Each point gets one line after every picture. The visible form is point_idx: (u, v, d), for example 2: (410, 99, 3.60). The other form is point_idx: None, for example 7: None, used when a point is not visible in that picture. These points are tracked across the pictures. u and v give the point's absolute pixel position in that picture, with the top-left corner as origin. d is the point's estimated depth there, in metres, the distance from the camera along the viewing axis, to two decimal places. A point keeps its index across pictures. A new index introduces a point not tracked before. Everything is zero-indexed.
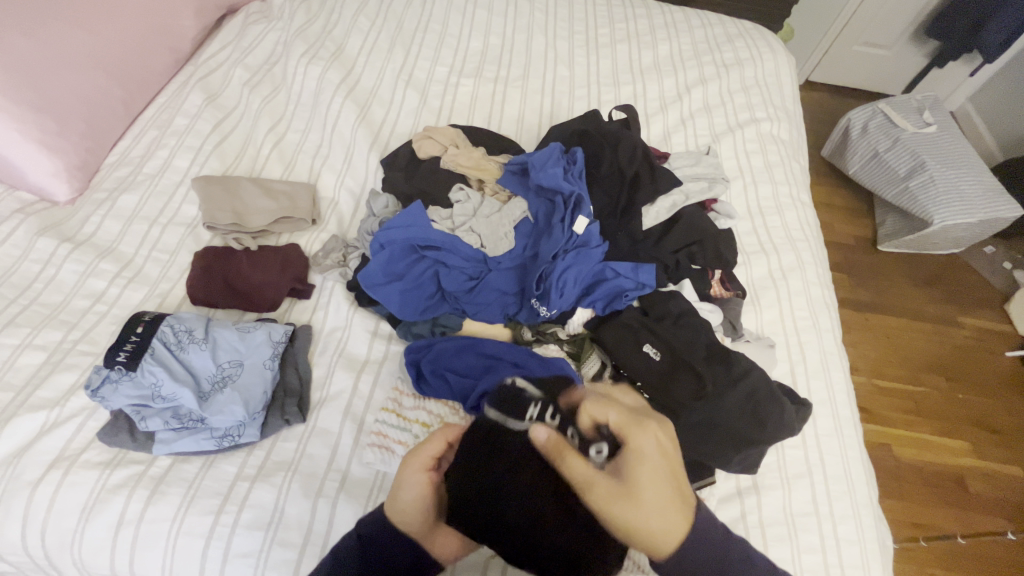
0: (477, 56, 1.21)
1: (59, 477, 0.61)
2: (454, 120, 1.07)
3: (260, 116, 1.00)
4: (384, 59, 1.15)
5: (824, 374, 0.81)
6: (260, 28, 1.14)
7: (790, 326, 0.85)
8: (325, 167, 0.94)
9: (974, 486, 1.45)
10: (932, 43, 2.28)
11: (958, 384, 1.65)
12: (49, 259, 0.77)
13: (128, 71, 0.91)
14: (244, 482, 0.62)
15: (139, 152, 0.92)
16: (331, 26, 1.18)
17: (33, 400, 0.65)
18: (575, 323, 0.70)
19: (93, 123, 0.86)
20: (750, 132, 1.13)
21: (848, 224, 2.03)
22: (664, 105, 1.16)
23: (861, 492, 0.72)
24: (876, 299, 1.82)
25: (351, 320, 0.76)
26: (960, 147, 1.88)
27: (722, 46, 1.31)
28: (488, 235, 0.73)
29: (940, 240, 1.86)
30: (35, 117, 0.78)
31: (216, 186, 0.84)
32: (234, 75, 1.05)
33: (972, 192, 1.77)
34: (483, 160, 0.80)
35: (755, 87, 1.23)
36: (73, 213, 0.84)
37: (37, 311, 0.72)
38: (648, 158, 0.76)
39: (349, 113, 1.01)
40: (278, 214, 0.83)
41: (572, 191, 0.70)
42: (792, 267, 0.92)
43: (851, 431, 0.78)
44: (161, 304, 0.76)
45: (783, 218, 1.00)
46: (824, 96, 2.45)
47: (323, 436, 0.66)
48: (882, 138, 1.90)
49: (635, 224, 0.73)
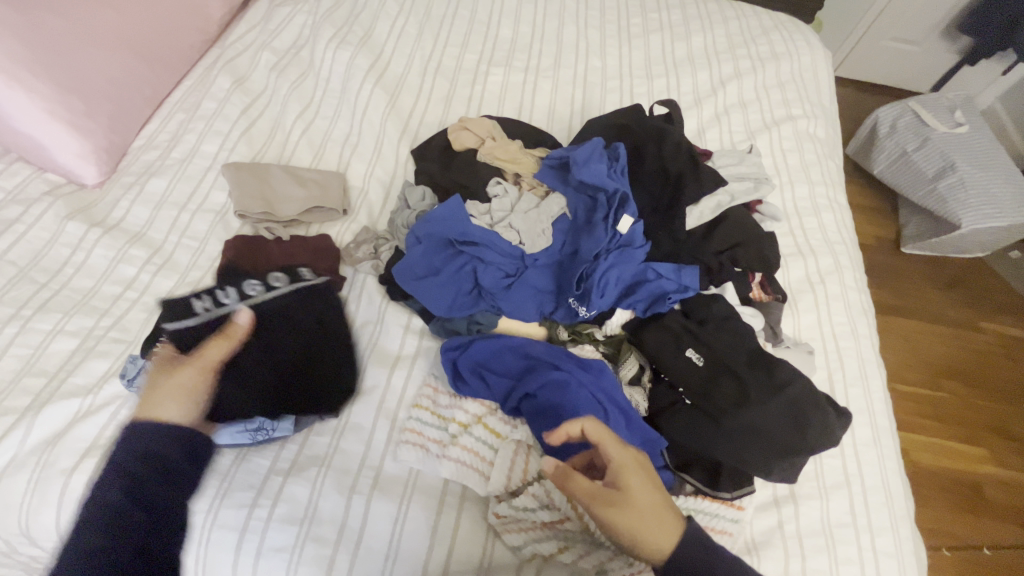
0: (507, 44, 1.18)
1: (93, 466, 0.61)
2: (484, 110, 1.05)
3: (289, 101, 0.98)
4: (413, 45, 1.12)
5: (862, 382, 0.79)
6: (287, 10, 1.12)
7: (828, 331, 0.83)
8: (354, 156, 0.93)
9: (994, 495, 1.44)
10: (965, 39, 2.22)
11: (980, 391, 1.63)
12: (79, 243, 0.76)
13: (155, 52, 0.89)
14: (278, 476, 0.61)
15: (167, 135, 0.91)
16: (358, 10, 1.15)
17: (67, 387, 0.65)
18: (613, 324, 0.68)
19: (122, 105, 0.85)
20: (787, 129, 1.10)
21: (872, 225, 1.99)
22: (698, 100, 1.13)
23: (899, 505, 0.71)
24: (898, 302, 1.79)
25: (383, 314, 0.75)
26: (992, 148, 1.83)
27: (757, 38, 1.27)
28: (527, 231, 0.71)
29: (967, 244, 1.82)
30: (64, 98, 0.76)
31: (247, 173, 0.83)
32: (261, 59, 1.03)
33: (1003, 195, 1.73)
34: (520, 153, 0.78)
35: (791, 82, 1.20)
36: (102, 197, 0.83)
37: (68, 296, 0.72)
38: (692, 156, 0.74)
39: (379, 101, 1.00)
40: (309, 203, 0.81)
41: (617, 189, 0.69)
42: (830, 270, 0.90)
43: (888, 441, 0.76)
44: (192, 292, 0.75)
45: (820, 220, 0.97)
46: (851, 92, 2.39)
47: (356, 431, 0.65)
48: (912, 137, 1.86)
49: (678, 224, 0.70)
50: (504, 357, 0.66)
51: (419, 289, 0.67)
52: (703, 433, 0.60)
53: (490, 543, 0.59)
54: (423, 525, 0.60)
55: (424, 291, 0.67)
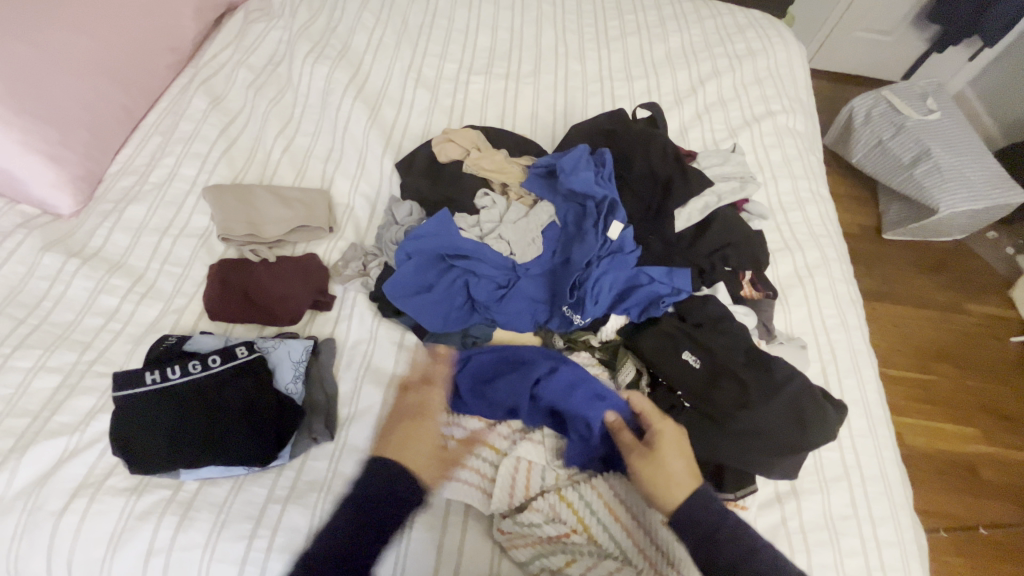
0: (486, 52, 1.17)
1: (83, 506, 0.59)
2: (467, 119, 1.05)
3: (268, 119, 0.96)
4: (392, 56, 1.11)
5: (855, 373, 0.80)
6: (262, 27, 1.10)
7: (819, 324, 0.84)
8: (338, 172, 0.91)
9: (986, 473, 1.46)
10: (933, 28, 2.27)
11: (966, 371, 1.66)
12: (57, 276, 0.74)
13: (129, 76, 0.87)
14: (276, 504, 0.60)
15: (144, 160, 0.89)
16: (334, 23, 1.14)
17: (52, 426, 0.63)
18: (608, 330, 0.68)
19: (96, 132, 0.82)
20: (767, 126, 1.11)
21: (854, 213, 2.02)
22: (678, 100, 1.14)
23: (898, 493, 0.72)
24: (884, 289, 1.82)
25: (376, 332, 0.74)
26: (965, 133, 1.87)
27: (733, 36, 1.29)
28: (517, 241, 0.70)
29: (946, 228, 1.86)
30: (38, 127, 0.74)
31: (230, 196, 0.81)
32: (238, 77, 1.01)
33: (978, 179, 1.76)
34: (506, 163, 0.78)
35: (769, 79, 1.21)
36: (79, 226, 0.81)
37: (48, 331, 0.70)
38: (679, 159, 0.74)
39: (360, 115, 0.98)
40: (294, 223, 0.80)
41: (605, 196, 0.68)
42: (818, 264, 0.91)
43: (883, 430, 0.77)
44: (177, 320, 0.73)
45: (805, 213, 0.98)
46: (826, 84, 2.43)
47: (354, 453, 0.64)
48: (887, 126, 1.89)
49: (667, 227, 0.71)
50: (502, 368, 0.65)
51: (414, 309, 0.66)
52: (708, 437, 0.59)
53: (496, 560, 0.59)
54: (427, 544, 0.59)
55: (418, 309, 0.66)
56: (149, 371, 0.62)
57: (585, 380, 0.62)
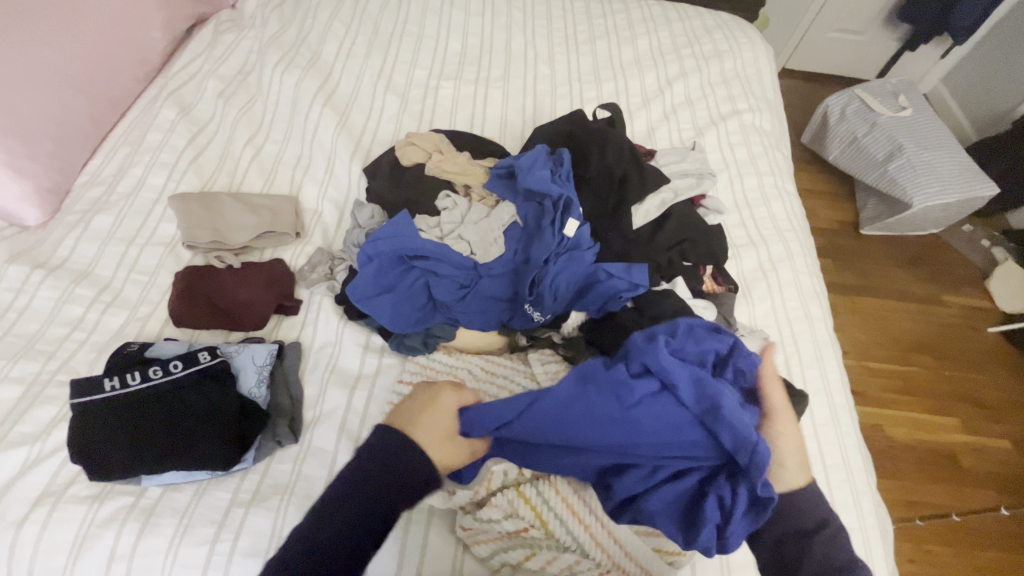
0: (456, 58, 1.19)
1: (44, 515, 0.58)
2: (436, 124, 1.06)
3: (237, 127, 0.97)
4: (362, 63, 1.13)
5: (818, 364, 0.81)
6: (232, 37, 1.12)
7: (782, 317, 0.85)
8: (307, 178, 0.92)
9: (966, 462, 1.48)
10: (904, 27, 2.32)
11: (945, 362, 1.68)
12: (22, 286, 0.74)
13: (97, 87, 0.87)
14: (240, 508, 0.60)
15: (112, 170, 0.89)
16: (305, 32, 1.15)
17: (13, 436, 0.63)
18: (569, 327, 0.70)
19: (63, 143, 0.83)
20: (734, 124, 1.13)
21: (832, 209, 2.05)
22: (646, 101, 1.16)
23: (861, 480, 0.73)
24: (861, 283, 1.84)
25: (341, 334, 0.74)
26: (936, 128, 1.91)
27: (700, 38, 1.31)
28: (477, 241, 0.71)
29: (920, 222, 1.89)
30: (4, 140, 0.74)
31: (195, 204, 0.82)
32: (207, 87, 1.02)
33: (950, 173, 1.80)
34: (468, 165, 0.79)
35: (735, 78, 1.23)
36: (46, 237, 0.81)
37: (12, 342, 0.70)
38: (635, 157, 0.76)
39: (329, 122, 1.00)
40: (260, 229, 0.81)
41: (561, 195, 0.70)
42: (782, 257, 0.93)
43: (846, 419, 0.78)
44: (142, 328, 0.73)
45: (770, 209, 1.00)
46: (802, 84, 2.47)
47: (319, 455, 0.65)
48: (860, 123, 1.92)
49: (625, 225, 0.72)
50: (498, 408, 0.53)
51: (375, 311, 0.66)
52: None
53: (460, 556, 0.60)
54: (390, 544, 0.59)
55: (380, 312, 0.66)
56: (109, 378, 0.62)
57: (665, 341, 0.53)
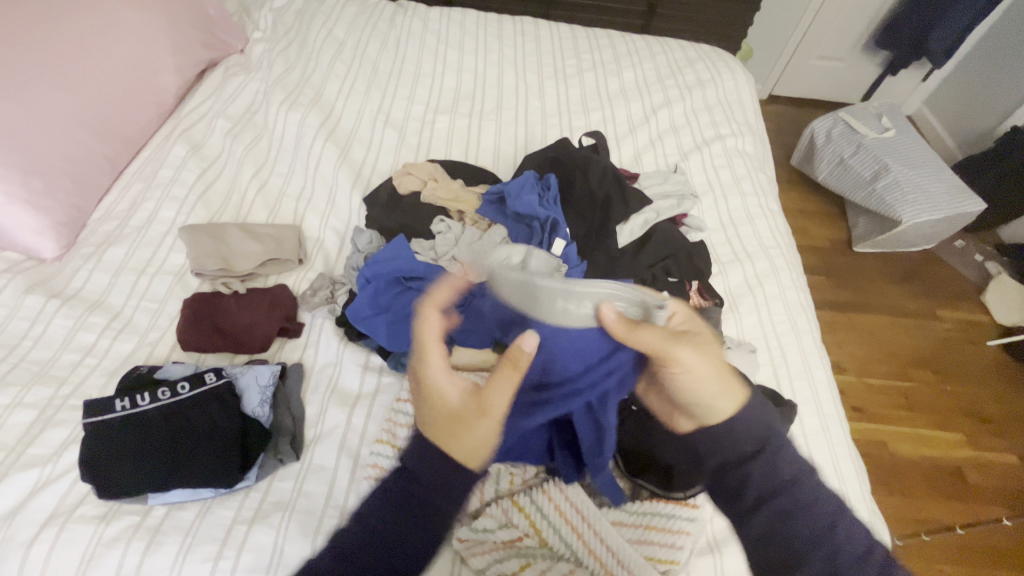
0: (451, 93, 1.26)
1: (53, 535, 0.60)
2: (432, 155, 1.12)
3: (244, 162, 1.03)
4: (362, 101, 1.20)
5: (806, 374, 0.83)
6: (240, 79, 1.19)
7: (770, 330, 0.87)
8: (309, 209, 0.98)
9: (971, 476, 1.47)
10: (883, 53, 2.41)
11: (944, 376, 1.68)
12: (37, 316, 0.78)
13: (112, 127, 0.93)
14: (242, 525, 0.62)
15: (126, 205, 0.94)
16: (308, 73, 1.23)
17: (24, 459, 0.65)
18: None
19: (79, 180, 0.88)
20: (717, 148, 1.18)
21: (824, 228, 2.08)
22: (632, 128, 1.22)
23: (854, 489, 0.73)
24: (857, 298, 1.86)
25: (341, 355, 0.78)
26: (919, 148, 1.96)
27: (683, 69, 1.38)
28: (471, 262, 0.76)
29: (910, 239, 1.93)
30: (22, 179, 0.79)
31: (203, 234, 0.86)
32: (216, 125, 1.08)
33: (935, 190, 1.84)
34: (462, 192, 0.85)
35: (718, 105, 1.29)
36: (61, 269, 0.85)
37: (27, 368, 0.73)
38: (618, 179, 0.82)
39: (330, 155, 1.06)
40: (265, 257, 0.85)
41: (548, 216, 0.76)
42: (767, 273, 0.96)
43: (838, 429, 0.79)
44: (151, 353, 0.77)
45: (754, 227, 1.04)
46: (789, 109, 2.55)
47: (319, 473, 0.67)
48: (846, 145, 1.97)
49: (610, 242, 0.78)
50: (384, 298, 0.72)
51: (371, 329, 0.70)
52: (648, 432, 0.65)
53: (456, 568, 0.61)
54: None
55: (371, 328, 0.70)
56: (119, 399, 0.65)
57: None
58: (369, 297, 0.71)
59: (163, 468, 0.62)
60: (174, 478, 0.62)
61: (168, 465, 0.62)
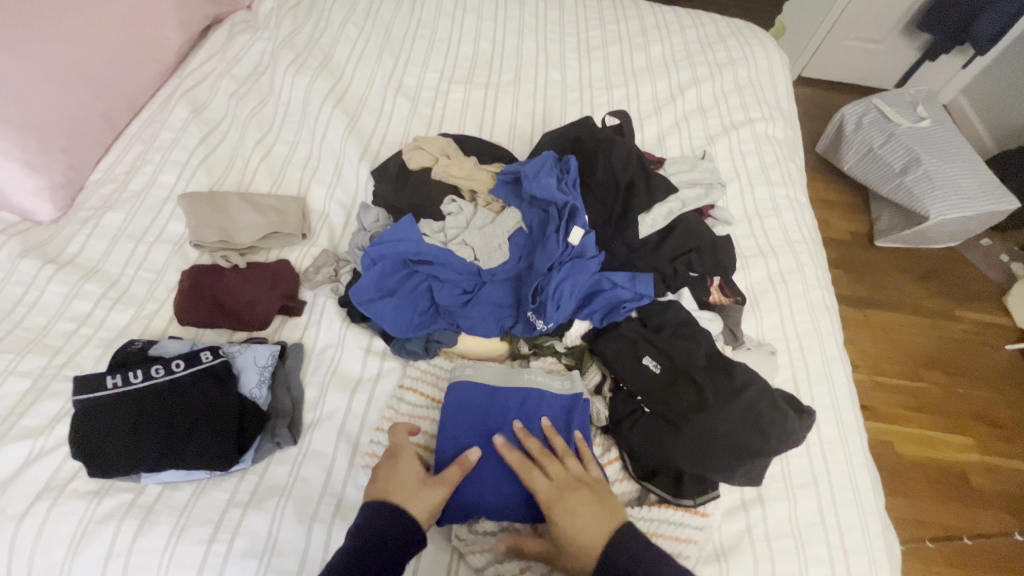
0: (468, 62, 1.19)
1: (46, 509, 0.59)
2: (445, 127, 1.06)
3: (248, 128, 0.98)
4: (374, 66, 1.13)
5: (827, 379, 0.80)
6: (247, 37, 1.13)
7: (791, 331, 0.84)
8: (315, 180, 0.94)
9: (977, 481, 1.44)
10: (923, 36, 2.27)
11: (957, 378, 1.64)
12: (31, 281, 0.75)
13: (111, 86, 0.88)
14: (237, 508, 0.60)
15: (125, 168, 0.90)
16: (318, 34, 1.16)
17: (17, 430, 0.63)
18: (572, 335, 0.71)
19: (76, 140, 0.84)
20: (746, 132, 1.11)
21: (846, 220, 2.01)
22: (657, 108, 1.15)
23: (868, 501, 0.71)
24: (873, 295, 1.80)
25: (343, 337, 0.75)
26: (954, 140, 1.86)
27: (714, 45, 1.30)
28: (482, 247, 0.72)
29: (935, 236, 1.85)
30: (16, 136, 0.75)
31: (203, 202, 0.83)
32: (220, 87, 1.03)
33: (968, 186, 1.75)
34: (475, 170, 0.80)
35: (749, 86, 1.22)
36: (57, 233, 0.82)
37: (21, 336, 0.71)
38: (643, 165, 0.77)
39: (339, 124, 1.00)
40: (266, 229, 0.81)
41: (566, 202, 0.71)
42: (792, 269, 0.91)
43: (855, 437, 0.76)
44: (149, 325, 0.74)
45: (781, 220, 0.98)
46: (820, 93, 2.43)
47: (317, 459, 0.65)
48: (876, 134, 1.88)
49: (630, 233, 0.74)
50: (388, 283, 0.69)
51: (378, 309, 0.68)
52: (659, 436, 0.62)
53: (454, 565, 0.59)
54: None
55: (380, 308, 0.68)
56: (111, 375, 0.63)
57: (503, 296, 0.71)
58: (372, 281, 0.68)
59: (153, 450, 0.60)
60: (165, 461, 0.60)
61: (159, 447, 0.60)
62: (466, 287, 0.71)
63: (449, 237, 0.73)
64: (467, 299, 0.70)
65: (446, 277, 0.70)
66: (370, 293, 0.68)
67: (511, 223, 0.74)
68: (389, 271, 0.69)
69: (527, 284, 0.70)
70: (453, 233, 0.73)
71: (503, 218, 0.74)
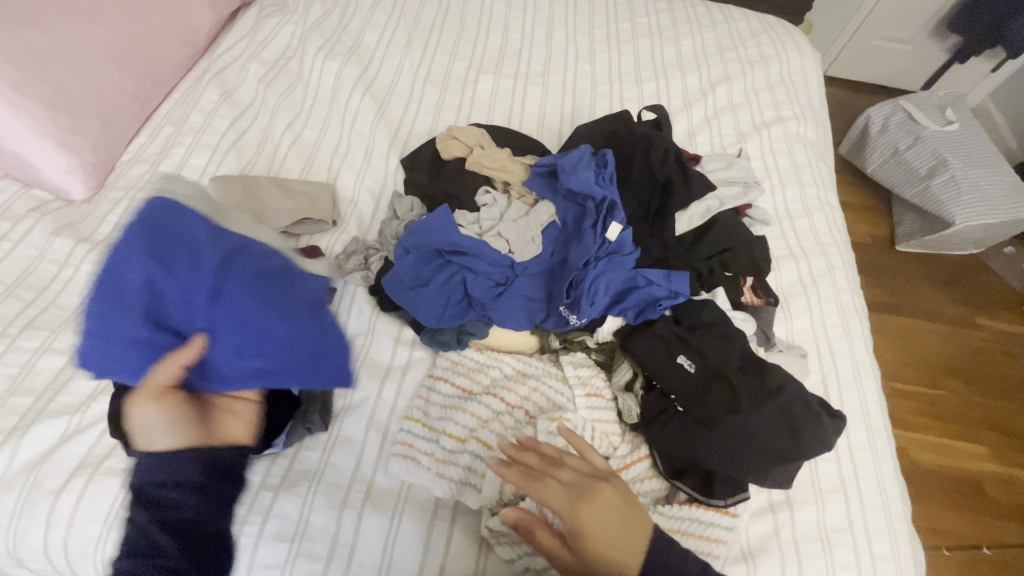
0: (496, 52, 1.18)
1: (81, 485, 0.60)
2: (473, 117, 1.05)
3: (277, 112, 0.98)
4: (402, 54, 1.13)
5: (857, 384, 0.79)
6: (275, 21, 1.12)
7: (821, 334, 0.83)
8: (344, 167, 0.93)
9: (992, 491, 1.43)
10: (953, 38, 2.22)
11: (975, 387, 1.62)
12: (65, 260, 0.76)
13: (142, 66, 0.88)
14: (268, 492, 0.61)
15: (156, 149, 0.90)
16: (346, 19, 1.15)
17: (54, 407, 0.64)
18: (603, 332, 0.71)
19: (109, 120, 0.84)
20: (777, 131, 1.10)
21: (868, 223, 1.98)
22: (687, 103, 1.13)
23: (896, 508, 0.70)
24: (893, 300, 1.78)
25: (373, 326, 0.75)
26: (983, 145, 1.83)
27: (746, 41, 1.27)
28: (516, 239, 0.72)
29: (958, 242, 1.82)
30: (50, 114, 0.76)
31: (235, 186, 0.82)
32: (250, 70, 1.03)
33: (994, 192, 1.72)
34: (508, 161, 0.80)
35: (781, 84, 1.20)
36: (89, 213, 0.82)
37: (55, 314, 0.71)
38: (681, 162, 0.76)
39: (367, 111, 1.00)
40: (297, 215, 0.81)
41: (604, 196, 0.70)
42: (822, 272, 0.90)
43: (884, 444, 0.76)
44: None
45: (812, 221, 0.97)
46: (845, 93, 2.39)
47: (347, 445, 0.65)
48: (903, 136, 1.85)
49: (667, 233, 0.73)
50: (420, 273, 0.69)
51: (230, 351, 0.54)
52: (692, 438, 0.61)
53: (483, 557, 0.60)
54: (415, 539, 0.59)
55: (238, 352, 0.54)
56: None
57: (535, 289, 0.71)
58: (404, 271, 0.68)
59: None
60: None
61: None
62: (497, 280, 0.70)
63: (483, 228, 0.73)
64: (497, 291, 0.70)
65: (477, 269, 0.70)
66: (401, 283, 0.68)
67: (546, 217, 0.73)
68: (420, 261, 0.69)
69: (561, 278, 0.69)
70: (487, 224, 0.73)
71: (538, 211, 0.74)
